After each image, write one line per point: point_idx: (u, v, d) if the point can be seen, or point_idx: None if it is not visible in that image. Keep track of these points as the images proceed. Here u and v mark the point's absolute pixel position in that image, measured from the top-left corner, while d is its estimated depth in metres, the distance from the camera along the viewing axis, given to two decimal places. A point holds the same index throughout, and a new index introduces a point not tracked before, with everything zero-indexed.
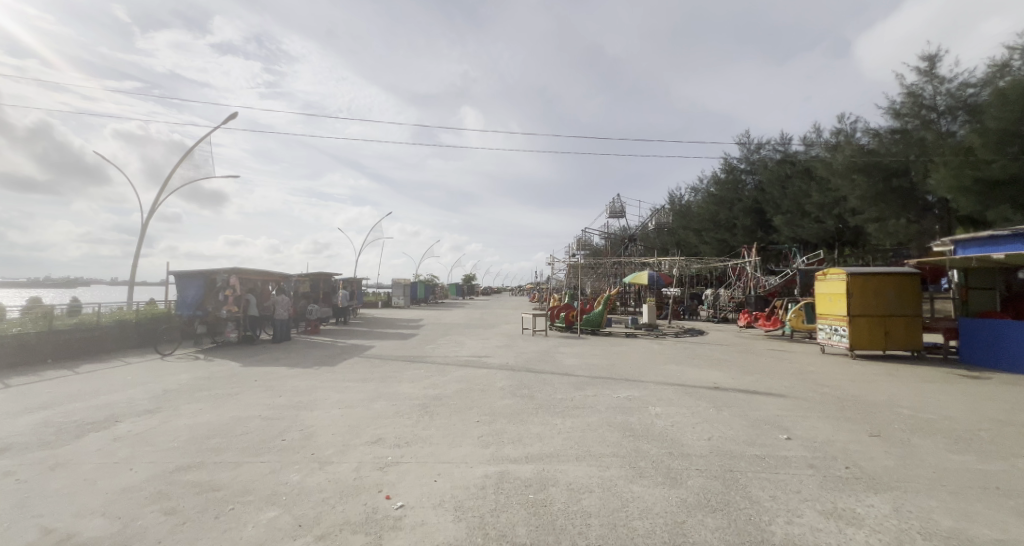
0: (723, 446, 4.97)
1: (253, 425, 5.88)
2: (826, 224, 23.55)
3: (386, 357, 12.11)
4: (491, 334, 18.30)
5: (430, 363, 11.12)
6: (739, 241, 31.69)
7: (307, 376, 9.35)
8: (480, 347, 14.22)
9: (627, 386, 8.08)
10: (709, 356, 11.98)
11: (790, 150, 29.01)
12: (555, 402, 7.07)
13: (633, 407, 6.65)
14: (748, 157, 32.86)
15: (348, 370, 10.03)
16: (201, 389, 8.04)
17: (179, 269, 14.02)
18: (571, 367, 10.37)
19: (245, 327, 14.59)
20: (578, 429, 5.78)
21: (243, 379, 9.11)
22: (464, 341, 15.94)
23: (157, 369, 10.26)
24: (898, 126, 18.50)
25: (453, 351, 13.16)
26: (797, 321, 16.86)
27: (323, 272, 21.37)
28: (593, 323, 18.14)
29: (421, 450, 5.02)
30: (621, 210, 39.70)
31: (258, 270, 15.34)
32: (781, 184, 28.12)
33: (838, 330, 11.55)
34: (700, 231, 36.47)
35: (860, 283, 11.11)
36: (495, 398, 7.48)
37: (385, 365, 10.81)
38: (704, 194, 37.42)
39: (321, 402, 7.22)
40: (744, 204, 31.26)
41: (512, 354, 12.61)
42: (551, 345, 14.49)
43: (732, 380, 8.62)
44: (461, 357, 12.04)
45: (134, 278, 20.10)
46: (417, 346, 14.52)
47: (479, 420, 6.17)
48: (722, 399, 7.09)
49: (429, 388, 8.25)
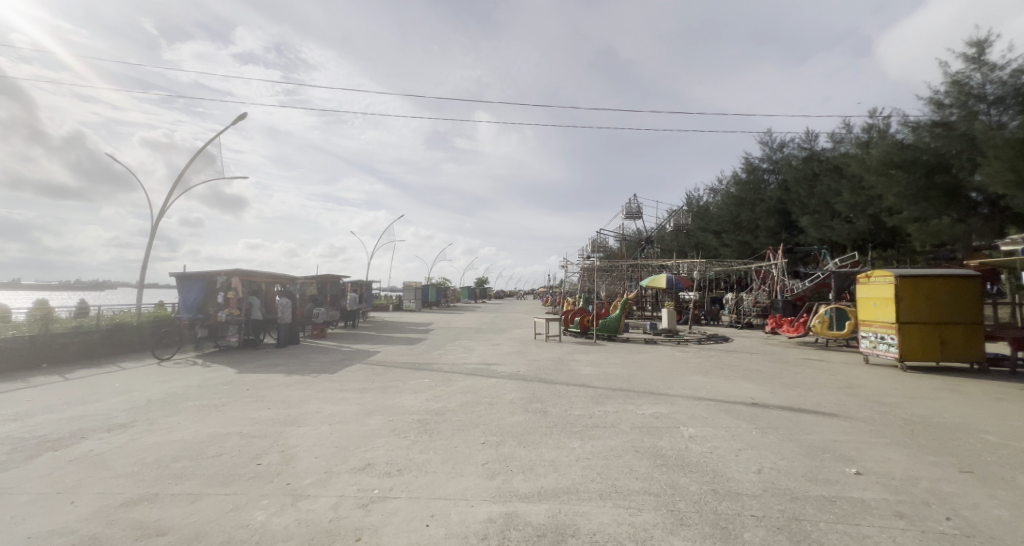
0: (779, 483, 4.06)
1: (229, 445, 5.19)
2: (858, 225, 22.20)
3: (390, 364, 11.43)
4: (502, 339, 17.46)
5: (436, 371, 10.36)
6: (761, 243, 30.38)
7: (303, 386, 8.69)
8: (490, 354, 13.40)
9: (653, 401, 7.19)
10: (740, 366, 10.96)
11: (817, 148, 27.69)
12: (571, 420, 6.25)
13: (663, 428, 5.77)
14: (771, 156, 31.55)
15: (347, 378, 9.34)
16: (188, 399, 7.45)
17: (181, 271, 13.56)
18: (589, 377, 9.50)
19: (247, 331, 14.14)
20: (600, 454, 4.95)
21: (235, 388, 8.50)
22: (474, 347, 15.15)
23: (149, 376, 9.72)
24: (941, 118, 17.23)
25: (462, 358, 12.38)
26: (823, 329, 15.93)
27: (331, 275, 20.64)
28: (609, 329, 17.22)
29: (414, 481, 4.25)
30: (638, 212, 38.59)
31: (263, 272, 14.81)
32: (808, 183, 26.82)
33: (885, 339, 10.43)
34: (720, 233, 35.21)
35: (911, 287, 10.02)
36: (503, 414, 6.67)
37: (387, 373, 10.08)
38: (723, 195, 36.20)
39: (311, 416, 6.51)
40: (767, 204, 29.98)
41: (523, 362, 11.81)
42: (566, 352, 13.61)
43: (771, 396, 7.63)
44: (470, 365, 11.26)
45: (145, 281, 19.97)
46: (424, 353, 13.77)
47: (484, 441, 5.38)
48: (765, 419, 6.17)
49: (432, 401, 7.49)
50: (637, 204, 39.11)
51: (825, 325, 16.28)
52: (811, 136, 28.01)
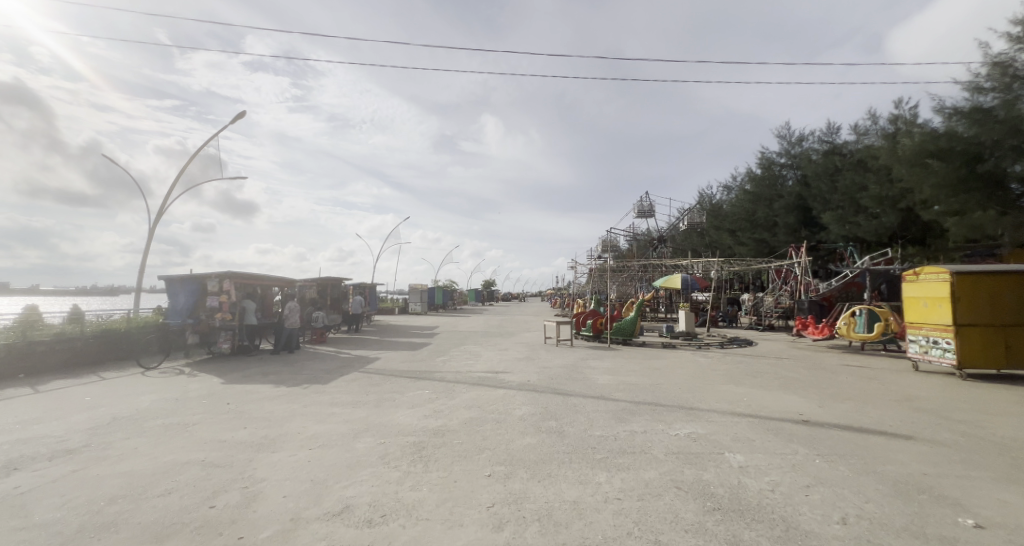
0: (878, 542, 3.07)
1: (184, 479, 4.30)
2: (886, 220, 20.97)
3: (389, 373, 10.55)
4: (510, 344, 16.54)
5: (438, 381, 9.46)
6: (780, 241, 29.17)
7: (290, 399, 7.84)
8: (497, 361, 12.48)
9: (687, 420, 6.20)
10: (774, 374, 9.91)
11: (839, 141, 26.46)
12: (592, 444, 5.29)
13: (705, 456, 4.81)
14: (790, 150, 30.33)
15: (340, 390, 8.48)
16: (158, 416, 6.59)
17: (168, 275, 12.80)
18: (607, 388, 8.53)
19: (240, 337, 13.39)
20: (633, 492, 3.99)
21: (215, 402, 7.64)
22: (480, 353, 14.24)
23: (129, 388, 8.92)
24: (980, 103, 15.99)
25: (467, 366, 11.49)
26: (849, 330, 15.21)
27: (332, 278, 19.88)
28: (624, 332, 16.20)
29: (400, 534, 3.33)
30: (649, 210, 37.47)
31: (257, 274, 14.05)
32: (830, 177, 25.60)
33: (938, 344, 9.32)
34: (736, 232, 34.04)
35: (970, 284, 8.88)
36: (513, 435, 5.73)
37: (384, 384, 9.19)
38: (738, 192, 34.98)
39: (292, 438, 5.63)
40: (786, 201, 28.79)
41: (533, 369, 10.88)
42: (578, 358, 12.63)
43: (822, 411, 6.60)
44: (475, 373, 10.33)
45: (141, 284, 19.32)
46: (427, 359, 12.88)
47: (490, 473, 4.44)
48: (826, 442, 5.18)
49: (431, 418, 6.58)
50: (648, 202, 37.95)
51: (852, 328, 15.56)
52: (833, 128, 26.73)
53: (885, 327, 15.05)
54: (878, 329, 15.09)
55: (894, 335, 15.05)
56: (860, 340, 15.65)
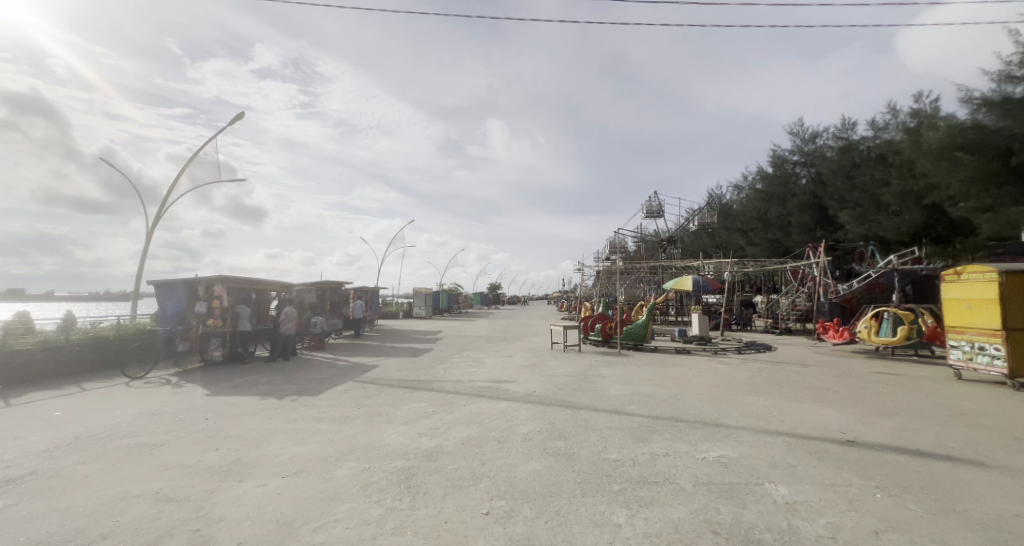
0: None
1: (126, 519, 3.63)
2: (909, 218, 20.01)
3: (385, 383, 9.90)
4: (515, 350, 15.84)
5: (437, 392, 8.79)
6: (794, 241, 28.23)
7: (273, 414, 7.18)
8: (501, 368, 11.78)
9: (714, 440, 5.46)
10: (801, 383, 9.11)
11: (855, 137, 25.51)
12: (608, 472, 4.56)
13: (744, 488, 4.07)
14: (803, 147, 29.42)
15: (330, 403, 7.82)
16: (125, 435, 5.97)
17: (158, 280, 12.30)
18: (620, 400, 7.80)
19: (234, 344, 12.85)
20: (662, 540, 3.26)
21: (194, 417, 7.02)
22: (484, 359, 13.54)
23: (107, 401, 8.32)
24: (1013, 93, 15.07)
25: (469, 374, 10.79)
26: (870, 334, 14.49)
27: (332, 282, 19.32)
28: (635, 337, 15.45)
29: None
30: (658, 210, 36.62)
31: (251, 278, 13.49)
32: (847, 174, 24.62)
33: (984, 350, 8.49)
34: (747, 232, 33.12)
35: (1020, 284, 8.12)
36: (516, 459, 5.03)
37: (378, 396, 8.52)
38: (749, 192, 34.09)
39: (266, 462, 4.97)
40: (800, 199, 27.87)
41: (540, 378, 10.16)
42: (587, 365, 11.89)
43: (867, 429, 5.82)
44: (477, 383, 9.63)
45: (138, 290, 18.91)
46: (427, 367, 12.21)
47: (487, 511, 3.74)
48: (883, 469, 4.42)
49: (425, 437, 5.89)
50: (657, 202, 37.10)
51: (873, 332, 14.93)
52: (848, 124, 25.77)
53: (910, 331, 14.22)
54: (902, 333, 14.33)
55: (920, 339, 14.22)
56: (883, 344, 14.94)
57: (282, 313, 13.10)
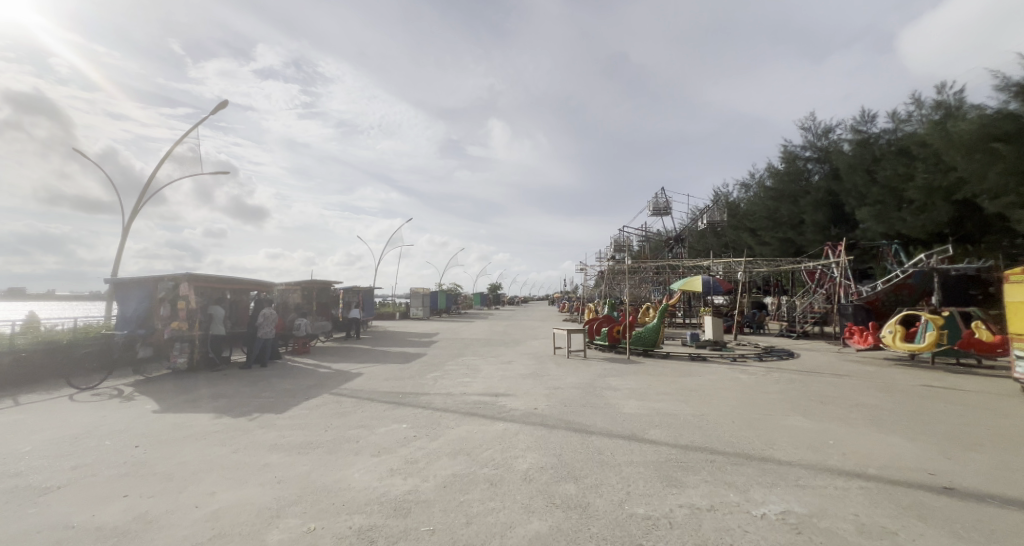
0: None
1: None
2: (936, 214, 18.79)
3: (366, 396, 8.65)
4: (515, 356, 14.58)
5: (422, 410, 7.54)
6: (808, 240, 27.08)
7: (221, 439, 5.94)
8: (498, 378, 10.56)
9: (769, 486, 4.21)
10: (845, 399, 7.87)
11: (873, 130, 24.38)
12: (638, 541, 3.31)
13: None
14: (816, 143, 28.25)
15: (293, 425, 6.58)
16: (17, 472, 4.70)
17: (117, 277, 11.08)
18: (638, 422, 6.56)
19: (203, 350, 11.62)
20: None
21: (122, 443, 5.76)
22: (480, 367, 12.31)
23: (34, 418, 7.06)
24: None
25: (462, 386, 9.57)
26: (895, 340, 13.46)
27: (319, 281, 18.10)
28: (645, 342, 14.18)
29: None
30: (665, 208, 35.36)
31: (225, 277, 12.28)
32: (865, 170, 23.43)
33: None
34: (757, 231, 31.98)
35: None
36: (512, 514, 3.78)
37: (353, 414, 7.28)
38: (759, 189, 32.97)
39: (179, 518, 3.72)
40: (814, 196, 26.77)
41: (542, 391, 8.91)
42: (594, 375, 10.65)
43: (960, 469, 4.57)
44: (470, 398, 8.39)
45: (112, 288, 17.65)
46: (417, 376, 10.99)
47: None
48: (1022, 539, 3.18)
49: (397, 476, 4.65)
50: (664, 199, 35.82)
51: (898, 338, 13.82)
52: (866, 116, 24.54)
53: (940, 337, 13.11)
54: (930, 339, 13.17)
55: (950, 346, 13.03)
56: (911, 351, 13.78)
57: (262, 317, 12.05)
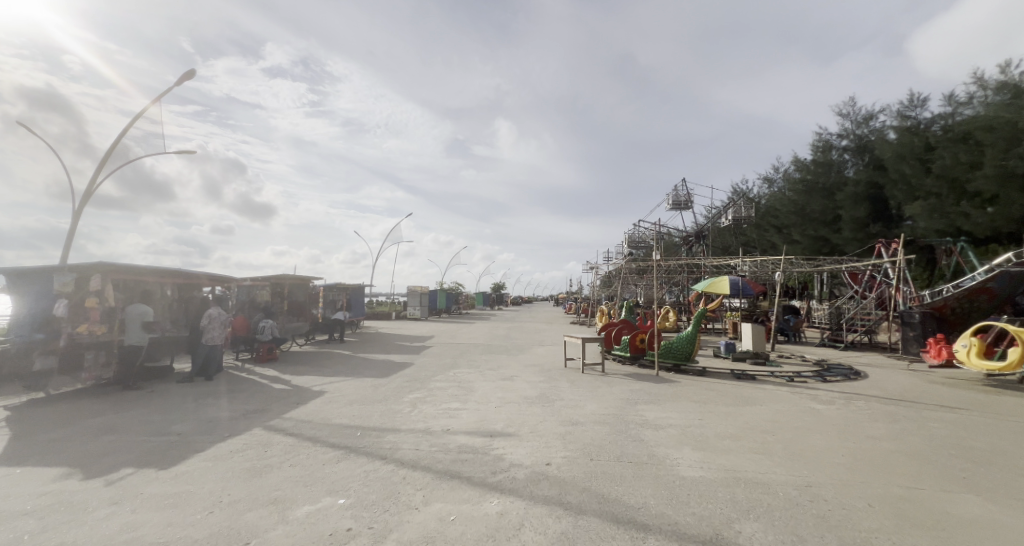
0: None
1: None
2: (1009, 207, 16.39)
3: (310, 435, 6.16)
4: (517, 368, 12.07)
5: (380, 466, 5.06)
6: (844, 238, 24.73)
7: (15, 535, 3.45)
8: (496, 404, 8.06)
9: None
10: (1009, 455, 5.28)
11: (923, 116, 22.32)
12: None
13: None
14: (855, 131, 26.27)
15: (163, 503, 4.06)
16: None
17: (13, 268, 8.80)
18: (718, 505, 4.02)
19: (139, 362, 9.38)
20: None
21: None
22: (474, 385, 9.88)
23: None
24: None
25: (446, 419, 7.06)
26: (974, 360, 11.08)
27: (295, 277, 15.79)
28: (675, 355, 11.65)
29: None
30: (685, 201, 32.78)
31: (155, 268, 9.92)
32: (916, 158, 21.04)
33: None
34: (784, 228, 29.73)
35: None
36: None
37: (272, 473, 4.79)
38: (785, 183, 30.87)
39: None
40: (852, 190, 24.56)
41: (555, 430, 6.39)
42: (621, 402, 8.12)
43: None
44: (454, 442, 5.91)
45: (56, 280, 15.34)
46: (391, 399, 8.50)
47: None
48: None
49: None
50: (684, 192, 33.29)
51: (975, 354, 11.33)
52: (915, 101, 22.63)
53: None
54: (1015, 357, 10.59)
55: None
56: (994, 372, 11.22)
57: (218, 318, 10.43)
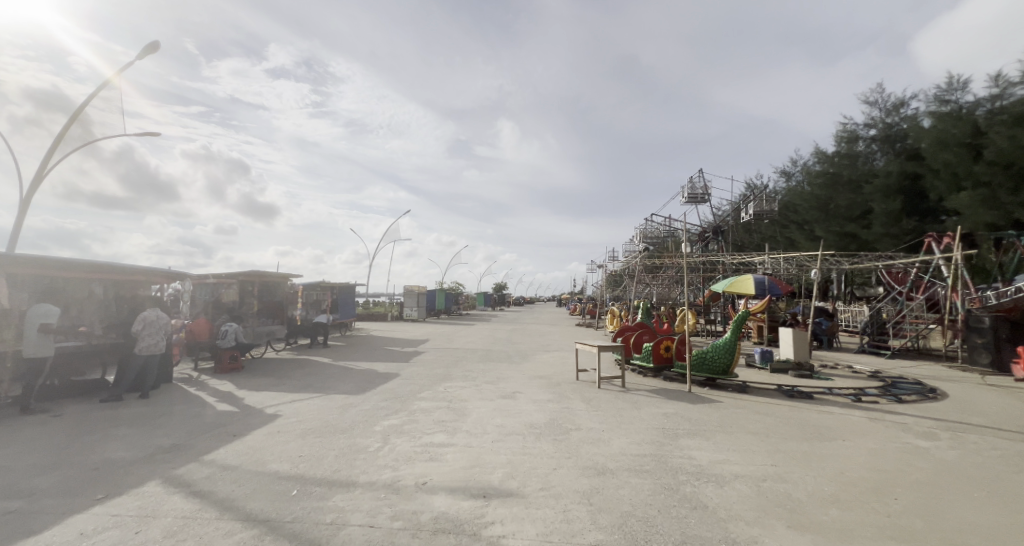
0: None
1: None
2: None
3: (223, 496, 4.23)
4: (521, 382, 10.15)
5: None
6: (874, 234, 22.77)
7: None
8: (493, 437, 6.12)
9: None
10: None
11: (965, 100, 20.33)
12: None
13: None
14: (883, 119, 24.21)
15: None
16: None
17: None
18: None
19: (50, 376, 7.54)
20: None
21: None
22: (467, 405, 7.97)
23: None
24: None
25: (423, 463, 5.14)
26: None
27: (269, 277, 13.98)
28: (710, 368, 9.71)
29: None
30: (700, 195, 30.78)
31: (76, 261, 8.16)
32: (961, 145, 19.04)
33: None
34: (806, 224, 27.74)
35: None
36: None
37: None
38: (805, 177, 28.94)
39: None
40: (883, 181, 22.60)
41: (576, 487, 4.45)
42: (660, 436, 6.14)
43: None
44: (428, 511, 3.99)
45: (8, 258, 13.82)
46: (359, 427, 6.60)
47: None
48: None
49: None
50: (699, 185, 31.29)
51: None
52: (955, 83, 20.62)
53: None
54: None
55: None
56: None
57: (157, 320, 8.60)
